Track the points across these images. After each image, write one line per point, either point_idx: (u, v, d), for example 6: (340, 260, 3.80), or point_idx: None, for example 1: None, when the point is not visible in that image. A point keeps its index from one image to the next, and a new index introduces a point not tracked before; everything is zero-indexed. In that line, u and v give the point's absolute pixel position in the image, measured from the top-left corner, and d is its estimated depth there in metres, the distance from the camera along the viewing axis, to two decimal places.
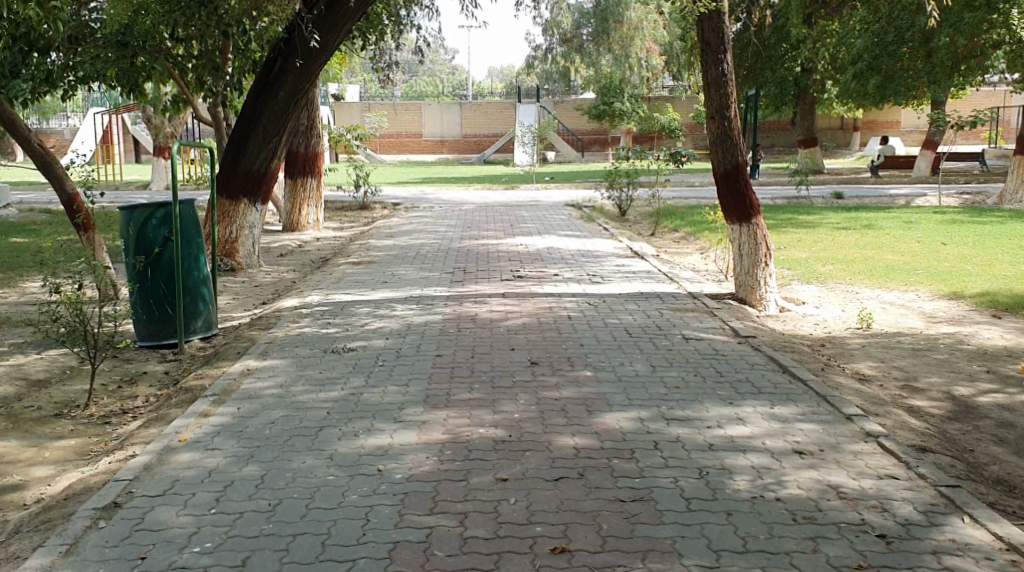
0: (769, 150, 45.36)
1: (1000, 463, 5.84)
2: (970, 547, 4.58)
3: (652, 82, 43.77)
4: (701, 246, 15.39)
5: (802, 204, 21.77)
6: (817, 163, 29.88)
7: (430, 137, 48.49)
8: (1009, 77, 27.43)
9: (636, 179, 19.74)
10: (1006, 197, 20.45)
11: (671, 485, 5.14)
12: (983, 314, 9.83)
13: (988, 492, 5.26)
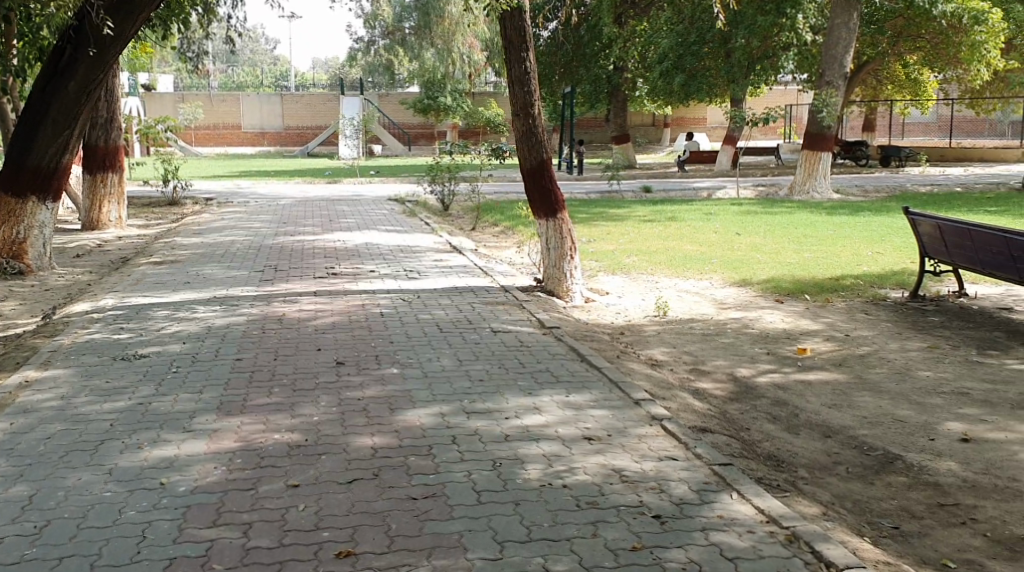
0: (586, 144, 46.33)
1: (771, 439, 6.19)
2: (735, 522, 4.77)
3: (476, 77, 44.26)
4: (517, 239, 15.58)
5: (614, 198, 22.41)
6: (631, 158, 30.87)
7: (248, 128, 47.08)
8: (803, 77, 28.96)
9: (457, 173, 19.72)
10: (794, 189, 21.47)
11: (464, 478, 5.14)
12: (767, 299, 10.31)
13: (757, 468, 5.52)
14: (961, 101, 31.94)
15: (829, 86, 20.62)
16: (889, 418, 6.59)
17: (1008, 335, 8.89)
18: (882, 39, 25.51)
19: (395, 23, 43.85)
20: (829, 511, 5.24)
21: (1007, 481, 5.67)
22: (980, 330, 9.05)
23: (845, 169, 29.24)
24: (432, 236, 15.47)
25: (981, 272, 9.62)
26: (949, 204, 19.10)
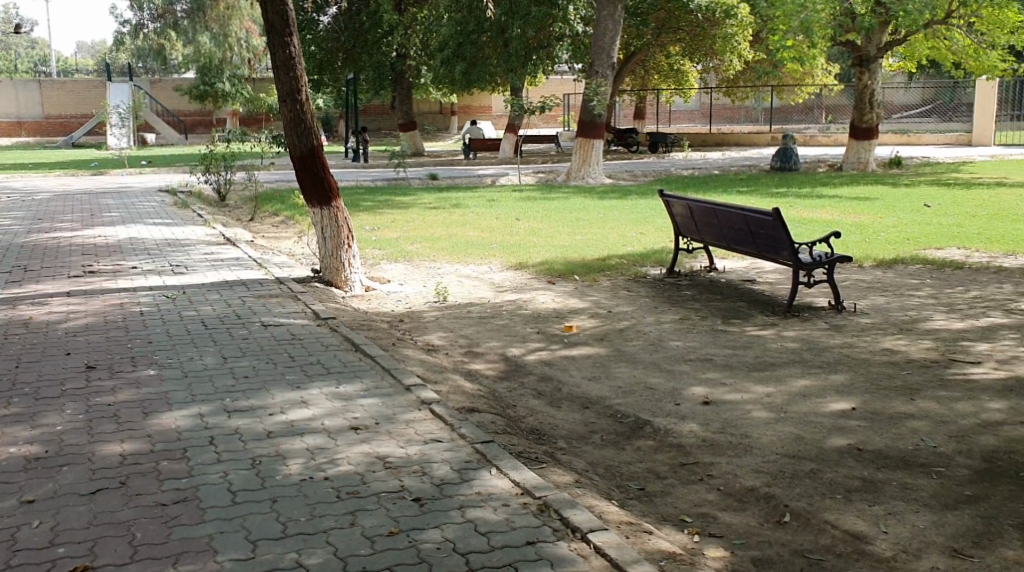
0: (372, 131, 45.87)
1: (536, 414, 6.69)
2: (491, 496, 4.98)
3: (255, 61, 42.86)
4: (298, 229, 15.16)
5: (399, 185, 22.21)
6: (416, 145, 30.74)
7: (5, 117, 43.96)
8: (578, 68, 29.48)
9: (234, 162, 18.93)
10: (570, 175, 21.85)
11: (218, 480, 4.94)
12: (542, 281, 10.43)
13: (518, 442, 5.95)
14: (718, 89, 33.50)
15: (598, 76, 21.11)
16: (642, 386, 7.27)
17: (752, 305, 9.50)
18: (646, 32, 26.29)
19: (166, 3, 41.94)
20: (583, 477, 5.79)
21: (740, 438, 6.42)
22: (726, 300, 9.67)
23: (618, 155, 30.05)
24: (205, 229, 14.80)
25: (728, 246, 10.05)
26: (708, 185, 20.04)
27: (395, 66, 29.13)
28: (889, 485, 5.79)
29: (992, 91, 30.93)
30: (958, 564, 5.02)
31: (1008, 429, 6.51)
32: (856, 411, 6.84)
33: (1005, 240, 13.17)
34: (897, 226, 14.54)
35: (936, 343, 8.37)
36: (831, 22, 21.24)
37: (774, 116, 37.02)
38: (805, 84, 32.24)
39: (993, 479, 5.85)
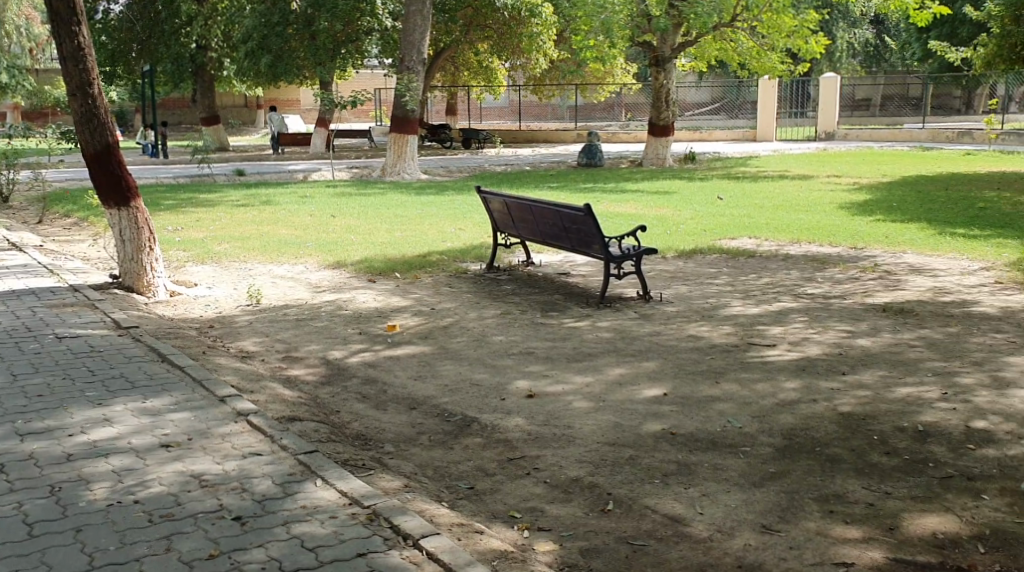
0: (172, 126, 44.11)
1: (360, 419, 6.40)
2: (318, 510, 4.68)
3: (37, 51, 40.42)
4: (94, 231, 14.24)
5: (203, 182, 21.34)
6: (220, 141, 29.73)
7: None
8: (387, 61, 29.12)
9: (19, 160, 17.64)
10: (385, 170, 21.57)
11: (12, 513, 4.52)
12: (361, 279, 10.11)
13: (343, 450, 5.65)
14: (525, 87, 33.79)
15: (410, 71, 20.68)
16: (466, 383, 7.08)
17: (568, 298, 9.49)
18: (456, 28, 26.38)
19: None
20: (412, 480, 5.56)
21: (565, 431, 6.33)
22: (545, 294, 9.62)
23: (431, 151, 29.85)
24: None
25: (545, 241, 10.01)
26: (518, 181, 20.15)
27: (195, 58, 27.94)
28: (703, 467, 5.84)
29: (772, 88, 32.73)
30: (766, 539, 5.08)
31: (804, 407, 6.70)
32: (668, 397, 6.89)
33: (790, 229, 13.77)
34: (695, 218, 14.97)
35: (735, 328, 8.59)
36: (629, 22, 21.71)
37: (579, 113, 37.79)
38: (606, 83, 32.62)
39: (794, 455, 5.99)
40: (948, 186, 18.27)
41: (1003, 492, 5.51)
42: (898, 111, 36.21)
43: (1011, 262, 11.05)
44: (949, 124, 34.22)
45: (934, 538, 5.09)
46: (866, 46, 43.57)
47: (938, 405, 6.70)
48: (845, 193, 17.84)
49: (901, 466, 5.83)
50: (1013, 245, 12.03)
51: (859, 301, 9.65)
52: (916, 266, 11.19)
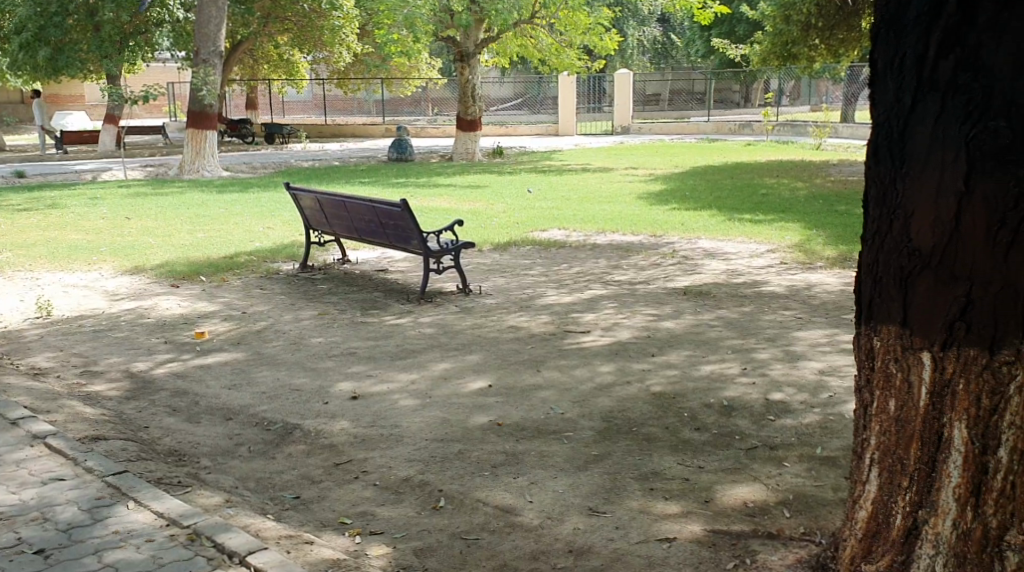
0: None
1: (171, 433, 6.00)
2: (131, 534, 4.31)
3: None
4: None
5: None
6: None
7: None
8: (179, 55, 28.02)
9: None
10: (183, 168, 20.65)
11: None
12: (163, 285, 9.56)
13: (155, 468, 5.26)
14: (328, 80, 33.19)
15: (206, 64, 19.85)
16: (284, 388, 6.76)
17: (383, 295, 9.25)
18: (252, 20, 25.63)
19: None
20: (232, 494, 5.23)
21: (389, 430, 6.12)
22: (360, 292, 9.35)
23: (233, 147, 28.84)
24: None
25: (359, 237, 9.73)
26: (326, 177, 19.71)
27: None
28: (529, 456, 5.74)
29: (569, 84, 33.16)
30: (595, 522, 5.03)
31: (620, 390, 6.72)
32: (491, 388, 6.78)
33: (596, 219, 13.97)
34: (507, 211, 14.97)
35: (551, 317, 8.57)
36: (432, 18, 21.59)
37: (383, 107, 37.50)
38: (411, 77, 32.49)
39: (614, 437, 5.98)
40: (733, 175, 19.05)
41: (802, 459, 5.65)
42: (683, 104, 38.21)
43: (796, 244, 11.56)
44: (732, 117, 35.92)
45: (745, 507, 5.15)
46: (653, 43, 45.11)
47: (739, 380, 6.86)
48: (643, 183, 18.32)
49: (712, 441, 5.91)
50: (797, 228, 12.58)
51: (661, 285, 9.82)
52: (710, 250, 11.52)
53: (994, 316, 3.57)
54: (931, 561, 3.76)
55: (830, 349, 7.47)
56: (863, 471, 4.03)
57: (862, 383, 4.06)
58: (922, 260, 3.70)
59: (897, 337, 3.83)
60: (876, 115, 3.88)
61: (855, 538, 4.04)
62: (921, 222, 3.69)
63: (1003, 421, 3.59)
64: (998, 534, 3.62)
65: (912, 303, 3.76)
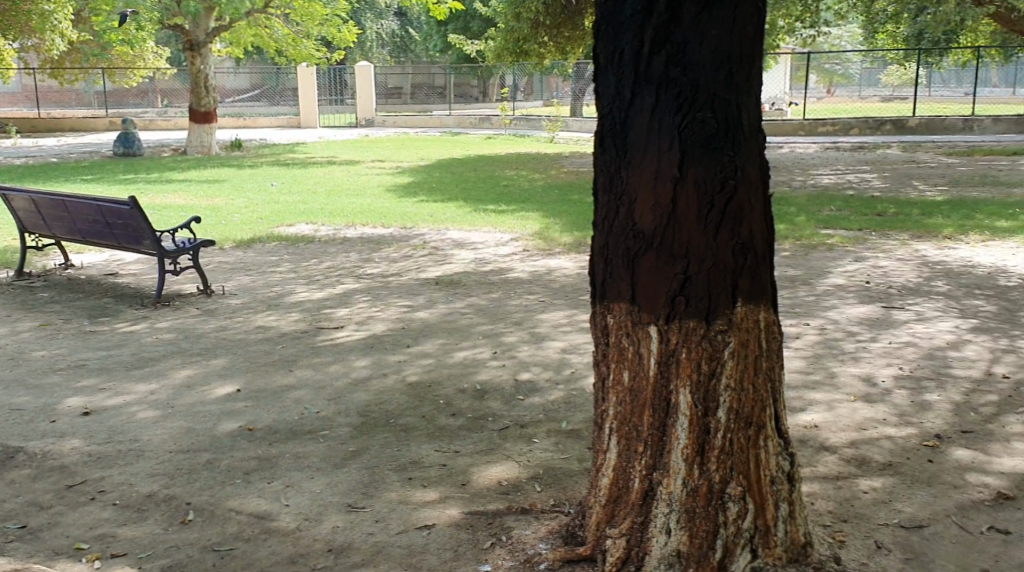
0: None
1: None
2: None
3: None
4: None
5: None
6: None
7: None
8: None
9: None
10: None
11: None
12: None
13: None
14: (42, 70, 30.89)
15: None
16: (6, 409, 6.16)
17: (116, 301, 8.65)
18: None
19: None
20: None
21: (129, 445, 5.69)
22: (89, 298, 8.69)
23: None
24: None
25: (85, 240, 9.04)
26: (44, 174, 18.32)
27: None
28: (284, 458, 5.49)
29: (307, 76, 32.44)
30: (354, 518, 4.86)
31: (374, 383, 6.56)
32: (239, 392, 6.45)
33: (342, 212, 13.70)
34: (248, 206, 14.41)
35: (300, 314, 8.28)
36: (158, 6, 20.45)
37: (107, 99, 35.31)
38: (136, 66, 30.79)
39: (370, 431, 5.82)
40: (475, 167, 19.23)
41: (551, 434, 5.71)
42: (427, 99, 38.25)
43: (538, 232, 11.76)
44: (472, 110, 36.35)
45: (499, 485, 5.13)
46: (393, 36, 45.00)
47: (489, 363, 6.86)
48: (389, 175, 18.19)
49: (465, 425, 5.86)
50: (538, 217, 12.81)
51: (411, 276, 9.73)
52: (456, 240, 11.52)
53: (709, 290, 3.89)
54: (666, 519, 3.98)
55: (572, 328, 7.61)
56: (602, 441, 4.19)
57: (597, 357, 4.20)
58: (645, 241, 3.92)
59: (627, 313, 4.01)
60: (600, 106, 4.02)
61: (598, 505, 4.17)
62: (644, 206, 3.91)
63: (720, 384, 3.94)
64: (721, 487, 3.95)
65: (640, 281, 3.96)
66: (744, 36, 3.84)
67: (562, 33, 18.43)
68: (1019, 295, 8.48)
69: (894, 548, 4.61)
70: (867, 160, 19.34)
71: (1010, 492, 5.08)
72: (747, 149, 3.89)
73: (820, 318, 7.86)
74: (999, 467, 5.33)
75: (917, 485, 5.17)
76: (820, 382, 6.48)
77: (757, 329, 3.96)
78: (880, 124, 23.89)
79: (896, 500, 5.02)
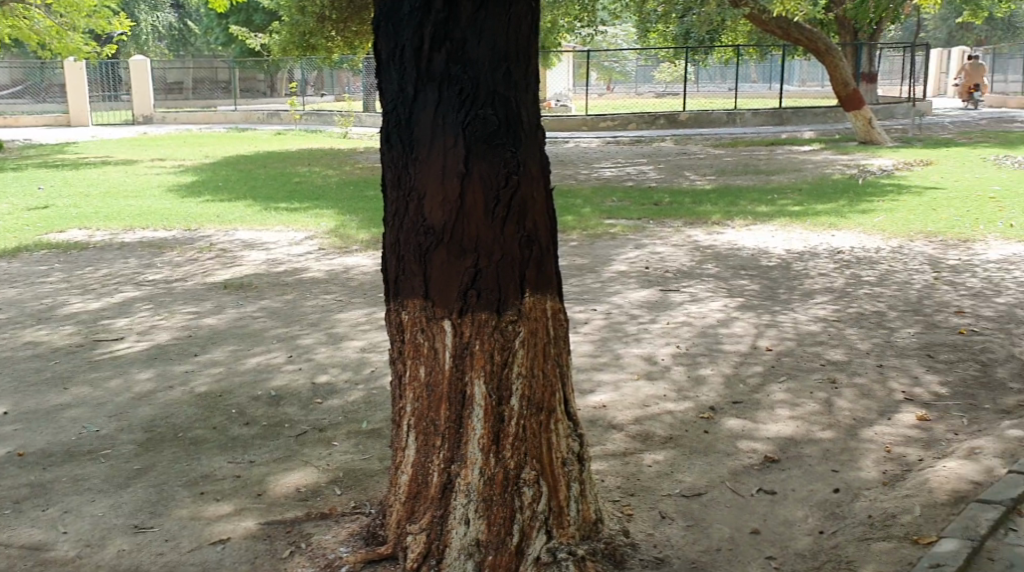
0: None
1: None
2: None
3: None
4: None
5: None
6: None
7: None
8: None
9: None
10: None
11: None
12: None
13: None
14: None
15: None
16: None
17: None
18: None
19: None
20: None
21: None
22: None
23: None
24: None
25: None
26: None
27: None
28: (60, 482, 5.05)
29: (78, 71, 30.64)
30: (140, 540, 4.52)
31: (160, 396, 6.15)
32: (7, 415, 5.91)
33: (120, 215, 12.93)
34: (14, 212, 13.40)
35: (76, 327, 7.71)
36: None
37: None
38: None
39: (157, 447, 5.44)
40: (262, 164, 18.62)
41: (350, 435, 5.50)
42: (209, 94, 36.87)
43: (331, 229, 11.45)
44: (258, 106, 35.31)
45: (297, 492, 4.90)
46: (168, 29, 43.11)
47: (285, 368, 6.57)
48: (171, 175, 17.36)
49: (259, 433, 5.58)
50: (330, 214, 12.48)
51: (198, 281, 9.25)
52: (246, 241, 11.07)
53: (499, 282, 3.80)
54: (464, 510, 3.88)
55: (370, 327, 7.41)
56: (400, 438, 4.05)
57: (391, 354, 4.05)
58: (434, 235, 3.79)
59: (421, 309, 3.87)
60: (383, 102, 3.88)
61: (397, 503, 4.03)
62: (433, 202, 3.78)
63: (512, 373, 3.87)
64: (516, 474, 3.89)
65: (431, 276, 3.83)
66: (519, 34, 3.79)
67: (347, 30, 18.09)
68: (781, 273, 8.89)
69: (676, 516, 4.69)
70: (644, 153, 19.97)
71: (775, 454, 5.30)
72: (528, 143, 3.84)
73: (606, 304, 7.96)
74: (766, 433, 5.55)
75: (694, 456, 5.30)
76: (609, 364, 6.55)
77: (545, 318, 3.92)
78: (655, 118, 24.75)
79: (677, 471, 5.13)
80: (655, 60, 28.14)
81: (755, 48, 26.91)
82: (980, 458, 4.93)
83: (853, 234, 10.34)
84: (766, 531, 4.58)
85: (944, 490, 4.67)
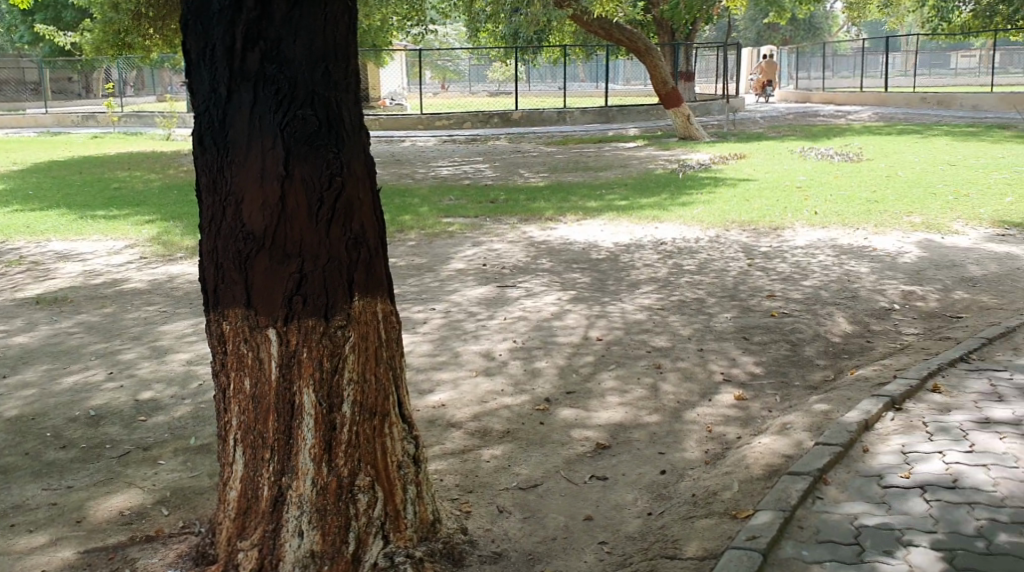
0: None
1: None
2: None
3: None
4: None
5: None
6: None
7: None
8: None
9: None
10: None
11: None
12: None
13: None
14: None
15: None
16: None
17: None
18: None
19: None
20: None
21: None
22: None
23: None
24: None
25: None
26: None
27: None
28: None
29: None
30: None
31: None
32: None
33: None
34: None
35: None
36: None
37: None
38: None
39: None
40: (78, 170, 17.82)
41: (177, 453, 5.38)
42: (19, 96, 35.04)
43: (153, 237, 11.11)
44: (73, 107, 33.78)
45: (121, 516, 4.76)
46: None
47: (104, 386, 6.37)
48: None
49: (78, 456, 5.39)
50: (153, 221, 12.10)
51: (5, 297, 8.80)
52: (61, 253, 10.62)
53: (325, 286, 3.79)
54: (297, 522, 3.87)
55: (196, 338, 7.24)
56: (228, 452, 3.98)
57: (215, 366, 3.98)
58: (256, 242, 3.76)
59: (243, 318, 3.82)
60: (196, 106, 3.81)
61: (228, 520, 3.97)
62: (252, 206, 3.74)
63: (342, 379, 3.87)
64: (350, 481, 3.91)
65: (254, 283, 3.78)
66: (336, 33, 3.80)
67: (160, 28, 17.36)
68: (609, 266, 9.15)
69: (513, 510, 4.79)
70: (477, 151, 20.13)
71: (607, 441, 5.47)
72: (350, 144, 3.84)
73: (441, 302, 8.01)
74: (598, 421, 5.72)
75: (529, 448, 5.41)
76: (444, 362, 6.61)
77: (375, 321, 3.94)
78: (488, 117, 24.95)
79: (513, 464, 5.23)
80: (487, 59, 28.38)
81: (581, 48, 27.46)
82: (790, 433, 5.23)
83: (675, 225, 10.72)
84: (600, 517, 4.73)
85: (759, 465, 4.93)
